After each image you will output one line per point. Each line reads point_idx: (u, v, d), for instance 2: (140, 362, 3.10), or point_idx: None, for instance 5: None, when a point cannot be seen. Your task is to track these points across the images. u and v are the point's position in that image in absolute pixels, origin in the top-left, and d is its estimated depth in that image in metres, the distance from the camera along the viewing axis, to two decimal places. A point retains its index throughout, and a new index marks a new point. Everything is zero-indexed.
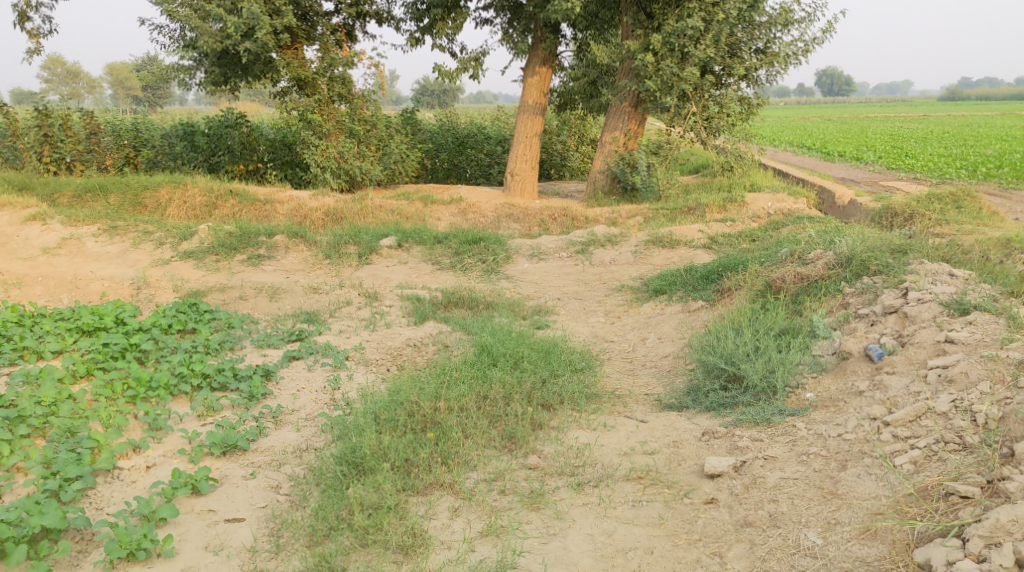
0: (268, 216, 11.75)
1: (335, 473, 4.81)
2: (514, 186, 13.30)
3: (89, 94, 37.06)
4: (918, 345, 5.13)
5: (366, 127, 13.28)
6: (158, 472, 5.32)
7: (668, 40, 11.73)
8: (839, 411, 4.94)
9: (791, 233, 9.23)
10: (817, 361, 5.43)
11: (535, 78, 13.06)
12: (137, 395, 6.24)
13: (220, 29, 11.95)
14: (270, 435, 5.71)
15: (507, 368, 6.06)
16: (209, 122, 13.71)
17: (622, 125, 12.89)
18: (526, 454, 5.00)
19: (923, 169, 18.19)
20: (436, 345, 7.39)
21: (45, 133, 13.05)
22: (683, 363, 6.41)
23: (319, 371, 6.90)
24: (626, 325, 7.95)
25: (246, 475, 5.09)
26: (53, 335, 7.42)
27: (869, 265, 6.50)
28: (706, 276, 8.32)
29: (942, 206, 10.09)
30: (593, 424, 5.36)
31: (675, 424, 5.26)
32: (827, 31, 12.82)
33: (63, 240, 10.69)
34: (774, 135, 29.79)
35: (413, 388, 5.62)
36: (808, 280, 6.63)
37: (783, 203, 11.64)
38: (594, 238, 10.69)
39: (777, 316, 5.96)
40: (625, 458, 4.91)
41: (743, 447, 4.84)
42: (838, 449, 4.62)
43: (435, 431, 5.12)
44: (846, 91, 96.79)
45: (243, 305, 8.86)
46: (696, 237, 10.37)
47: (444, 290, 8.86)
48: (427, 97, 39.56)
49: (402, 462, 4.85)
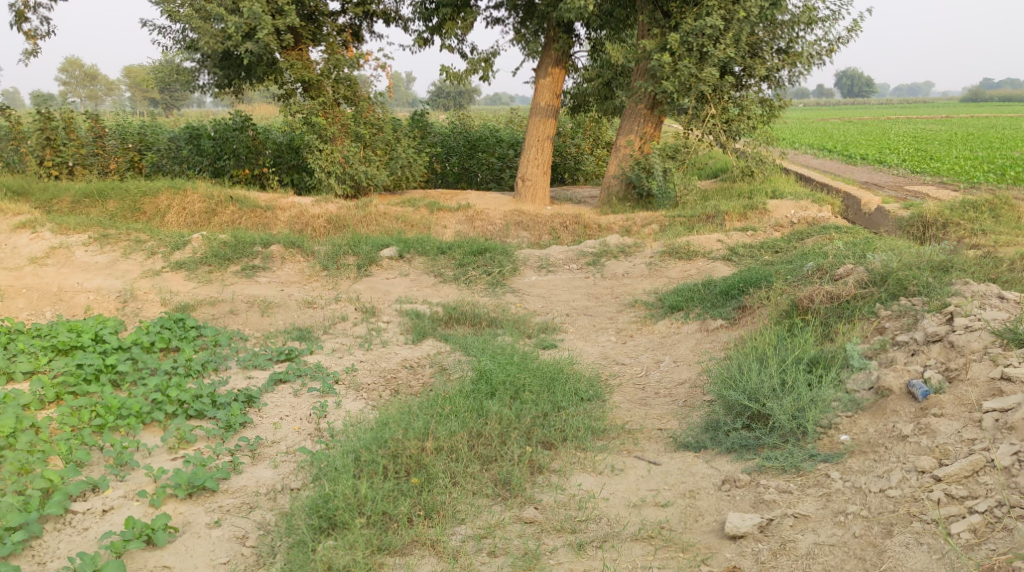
0: (269, 224, 11.20)
1: (306, 528, 4.28)
2: (525, 192, 12.71)
3: (107, 98, 37.17)
4: (969, 383, 4.55)
5: (372, 131, 12.68)
6: (114, 517, 4.80)
7: (686, 39, 11.11)
8: (880, 459, 4.34)
9: (817, 245, 8.65)
10: (852, 398, 4.81)
11: (547, 79, 12.45)
12: (106, 425, 5.74)
13: (221, 29, 11.47)
14: (243, 474, 5.17)
15: (507, 399, 5.49)
16: (215, 125, 13.08)
17: (637, 128, 12.29)
18: (522, 504, 4.45)
19: (949, 172, 17.63)
20: (433, 367, 6.84)
21: (47, 137, 12.58)
22: (700, 393, 5.83)
23: (305, 397, 6.29)
24: (639, 345, 7.39)
25: (211, 522, 4.62)
26: (26, 354, 6.92)
27: (906, 285, 5.92)
28: (726, 292, 7.78)
29: (979, 214, 9.45)
30: (599, 466, 4.78)
31: (691, 468, 4.67)
32: (852, 30, 12.22)
33: (52, 248, 10.17)
34: (797, 137, 29.19)
35: (401, 423, 5.06)
36: (839, 300, 6.04)
37: (808, 210, 11.00)
38: (607, 249, 10.11)
39: (807, 342, 5.33)
40: (635, 512, 4.33)
41: (769, 501, 4.25)
42: (881, 509, 4.03)
43: (422, 477, 4.58)
44: (867, 91, 95.39)
45: (233, 319, 8.31)
46: (715, 247, 9.77)
47: (445, 304, 8.31)
48: (443, 99, 39.22)
49: (378, 515, 4.32)
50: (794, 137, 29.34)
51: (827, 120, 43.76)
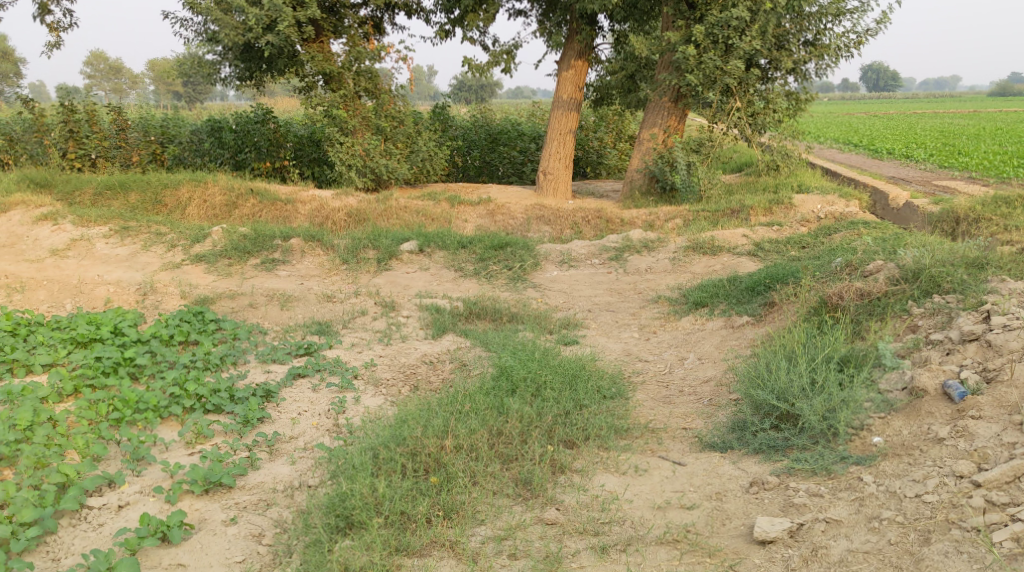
0: (289, 217, 11.12)
1: (322, 527, 4.20)
2: (546, 186, 12.59)
3: (132, 91, 37.46)
4: (1008, 384, 4.39)
5: (393, 124, 12.61)
6: (130, 513, 4.75)
7: (711, 31, 10.94)
8: (915, 463, 4.19)
9: (845, 241, 8.50)
10: (884, 398, 4.65)
11: (570, 71, 12.32)
12: (123, 418, 5.66)
13: (242, 21, 11.41)
14: (260, 469, 5.09)
15: (528, 396, 5.38)
16: (236, 117, 12.91)
17: (660, 121, 12.13)
18: (544, 505, 4.34)
19: (978, 167, 17.33)
20: (453, 363, 6.74)
21: (70, 129, 12.58)
22: (726, 392, 5.70)
23: (324, 392, 6.22)
24: (662, 342, 7.26)
25: (227, 519, 4.55)
26: (46, 346, 6.87)
27: (940, 282, 5.76)
28: (752, 288, 7.64)
29: (1011, 209, 9.24)
30: (622, 466, 4.67)
31: (718, 469, 4.54)
32: (880, 21, 12.00)
33: (73, 240, 10.16)
34: (821, 132, 28.86)
35: (420, 420, 4.97)
36: (869, 297, 5.89)
37: (834, 205, 10.82)
38: (630, 244, 9.97)
39: (837, 341, 5.17)
40: (660, 514, 4.21)
41: (799, 504, 4.12)
42: (918, 515, 3.88)
43: (441, 476, 4.49)
44: (892, 85, 94.33)
45: (253, 313, 8.23)
46: (740, 242, 9.61)
47: (465, 299, 8.22)
48: (465, 93, 39.15)
49: (396, 515, 4.24)
50: (819, 132, 29.00)
51: (852, 115, 43.30)
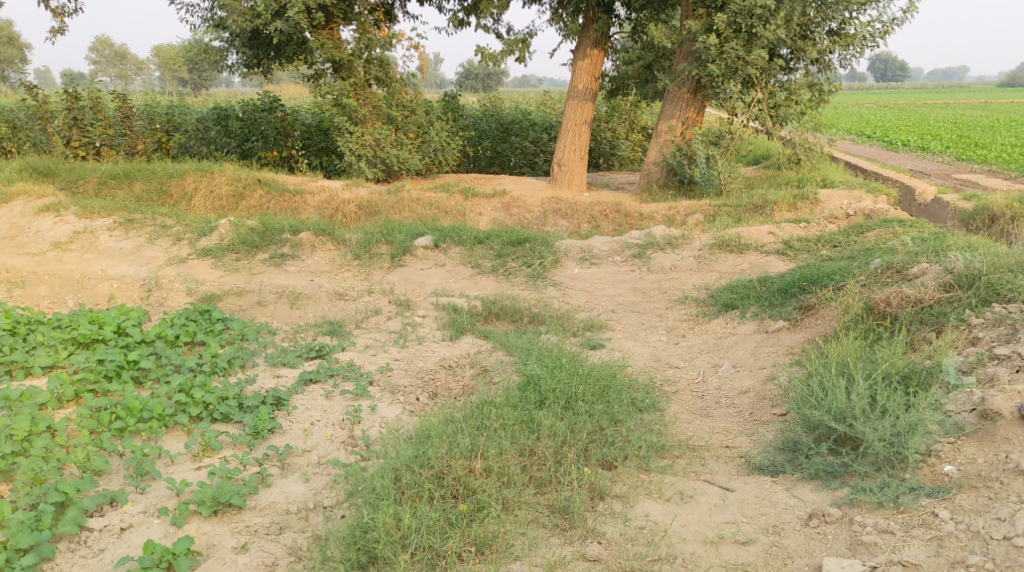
0: (297, 209, 10.72)
1: (343, 563, 3.92)
2: (561, 177, 12.21)
3: (137, 78, 37.10)
4: None
5: (405, 113, 12.19)
6: (133, 537, 4.41)
7: (734, 19, 10.52)
8: (996, 498, 3.90)
9: (881, 240, 8.15)
10: (953, 421, 4.33)
11: (586, 60, 11.88)
12: (126, 428, 5.27)
13: (250, 7, 11.00)
14: (273, 487, 4.74)
15: (558, 410, 4.98)
16: (243, 105, 12.59)
17: (679, 113, 11.73)
18: (584, 537, 4.06)
19: (996, 159, 16.94)
20: (474, 368, 6.36)
21: (74, 116, 12.16)
22: (768, 406, 5.32)
23: (338, 400, 5.82)
24: (693, 347, 6.87)
25: (238, 546, 4.23)
26: (45, 347, 6.48)
27: (999, 290, 5.39)
28: (785, 289, 7.27)
29: None
30: (667, 492, 4.36)
31: (771, 497, 4.25)
32: (908, 11, 11.58)
33: (76, 233, 9.79)
34: (832, 122, 28.39)
35: (445, 435, 4.61)
36: (920, 305, 5.53)
37: (862, 201, 10.42)
38: (653, 240, 9.57)
39: (895, 354, 4.79)
40: (713, 551, 3.94)
41: (869, 543, 3.83)
42: (1010, 562, 3.60)
43: (471, 504, 4.20)
44: (899, 76, 93.44)
45: (261, 311, 7.87)
46: (767, 240, 9.23)
47: (483, 298, 7.85)
48: (471, 81, 38.71)
49: (423, 549, 3.96)
50: (830, 122, 28.50)
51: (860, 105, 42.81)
